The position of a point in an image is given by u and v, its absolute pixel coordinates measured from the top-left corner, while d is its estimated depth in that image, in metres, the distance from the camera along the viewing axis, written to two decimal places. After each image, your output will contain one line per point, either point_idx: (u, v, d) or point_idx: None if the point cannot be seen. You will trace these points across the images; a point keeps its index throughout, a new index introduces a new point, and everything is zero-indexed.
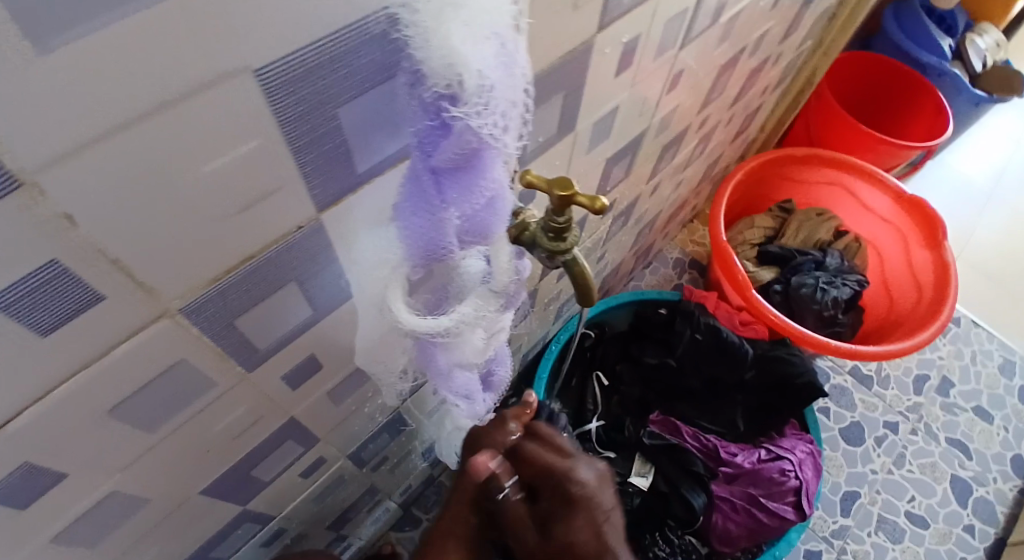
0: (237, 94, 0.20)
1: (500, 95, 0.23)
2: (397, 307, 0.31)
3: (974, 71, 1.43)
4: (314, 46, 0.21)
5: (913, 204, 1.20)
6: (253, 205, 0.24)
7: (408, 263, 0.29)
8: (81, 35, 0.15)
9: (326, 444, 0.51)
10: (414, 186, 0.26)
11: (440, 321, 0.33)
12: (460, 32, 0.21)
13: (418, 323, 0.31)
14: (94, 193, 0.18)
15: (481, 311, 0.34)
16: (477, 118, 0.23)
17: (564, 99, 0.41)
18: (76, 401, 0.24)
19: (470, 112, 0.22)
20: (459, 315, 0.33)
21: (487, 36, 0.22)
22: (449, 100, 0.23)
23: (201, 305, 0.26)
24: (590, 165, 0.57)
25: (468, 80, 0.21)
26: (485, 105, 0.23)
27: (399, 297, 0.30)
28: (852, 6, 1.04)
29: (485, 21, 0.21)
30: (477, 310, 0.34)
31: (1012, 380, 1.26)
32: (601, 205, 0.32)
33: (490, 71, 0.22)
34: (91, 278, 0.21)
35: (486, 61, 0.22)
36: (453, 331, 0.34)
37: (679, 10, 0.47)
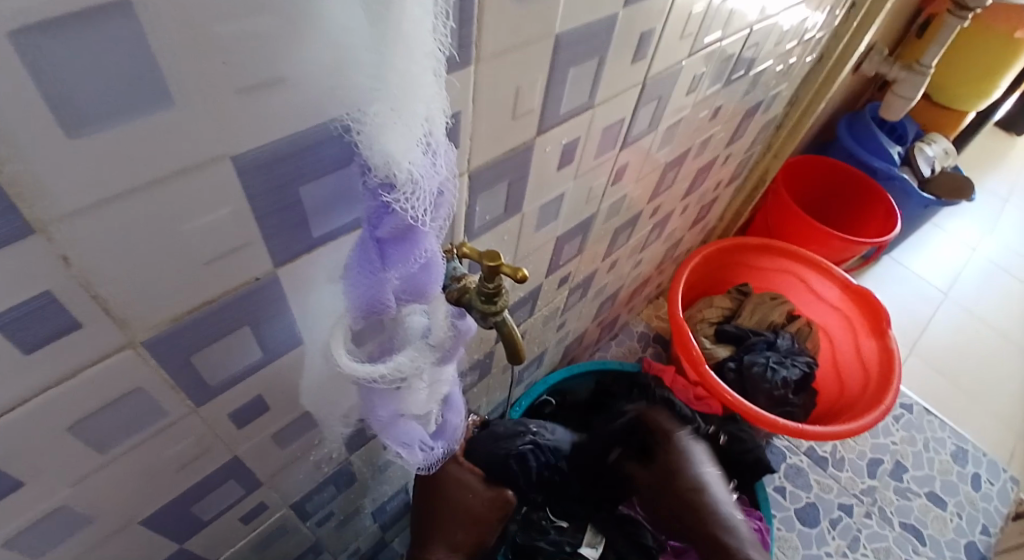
0: (217, 174, 0.25)
1: (428, 186, 0.28)
2: (339, 353, 0.36)
3: (923, 176, 1.57)
4: (281, 140, 0.26)
5: (858, 294, 1.29)
6: (219, 258, 0.29)
7: (351, 314, 0.34)
8: (99, 129, 0.20)
9: (269, 488, 0.53)
10: (361, 252, 0.31)
11: (378, 368, 0.37)
12: (393, 138, 0.26)
13: (357, 368, 0.36)
14: (89, 240, 0.23)
15: (417, 361, 0.39)
16: (410, 202, 0.28)
17: (510, 187, 0.48)
18: (44, 415, 0.28)
19: (402, 198, 0.28)
20: (398, 364, 0.38)
21: (417, 141, 0.26)
22: (387, 187, 0.28)
23: (163, 339, 0.30)
24: (540, 242, 0.64)
25: (401, 175, 0.27)
26: (416, 194, 0.28)
27: (340, 345, 0.36)
28: (795, 116, 1.17)
29: (417, 131, 0.26)
30: (415, 360, 0.39)
31: (965, 467, 1.31)
32: (523, 274, 0.38)
33: (420, 168, 0.27)
34: (74, 307, 0.25)
35: (416, 161, 0.27)
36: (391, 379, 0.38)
37: (616, 119, 0.55)
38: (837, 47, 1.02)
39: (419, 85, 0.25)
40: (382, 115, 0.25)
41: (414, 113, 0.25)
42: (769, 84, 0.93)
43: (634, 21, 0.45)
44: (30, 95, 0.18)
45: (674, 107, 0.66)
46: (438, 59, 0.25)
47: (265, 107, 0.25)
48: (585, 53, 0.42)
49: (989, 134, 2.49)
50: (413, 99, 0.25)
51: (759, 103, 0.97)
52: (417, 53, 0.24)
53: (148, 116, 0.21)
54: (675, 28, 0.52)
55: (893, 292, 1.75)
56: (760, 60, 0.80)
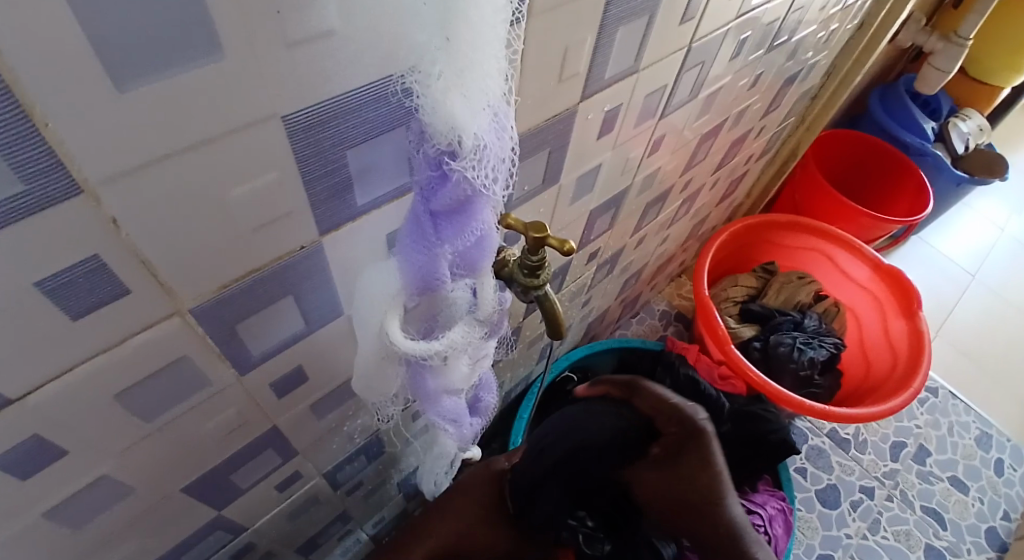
0: (264, 134, 0.24)
1: (490, 154, 0.27)
2: (393, 331, 0.33)
3: (957, 153, 1.51)
4: (332, 101, 0.25)
5: (890, 274, 1.26)
6: (266, 226, 0.28)
7: (404, 290, 0.33)
8: (147, 83, 0.19)
9: (303, 459, 0.53)
10: (415, 225, 0.30)
11: (432, 345, 0.36)
12: (458, 101, 0.24)
13: (411, 346, 0.34)
14: (137, 205, 0.22)
15: (468, 337, 0.38)
16: (471, 172, 0.27)
17: (550, 156, 0.46)
18: (91, 382, 0.28)
19: (465, 167, 0.26)
20: (449, 339, 0.37)
21: (483, 106, 0.25)
22: (449, 156, 0.27)
23: (208, 308, 0.29)
24: (573, 215, 0.62)
25: (465, 141, 0.25)
26: (479, 163, 0.27)
27: (394, 321, 0.33)
28: (832, 88, 1.12)
29: (482, 96, 0.25)
30: (465, 335, 0.38)
31: (988, 453, 1.29)
32: (569, 247, 0.37)
33: (483, 134, 0.26)
34: (121, 274, 0.24)
35: (480, 127, 0.26)
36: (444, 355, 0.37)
37: (658, 86, 0.53)
38: (878, 15, 0.96)
39: (488, 46, 0.23)
40: (448, 77, 0.23)
41: (481, 76, 0.24)
42: (809, 52, 0.89)
43: None
44: (77, 41, 0.17)
45: (714, 75, 0.63)
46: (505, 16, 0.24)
47: (312, 62, 0.23)
48: (633, 12, 0.40)
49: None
50: (480, 58, 0.23)
51: (796, 73, 0.93)
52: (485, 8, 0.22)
53: (197, 69, 0.20)
54: None
55: (923, 273, 1.70)
56: (802, 27, 0.76)
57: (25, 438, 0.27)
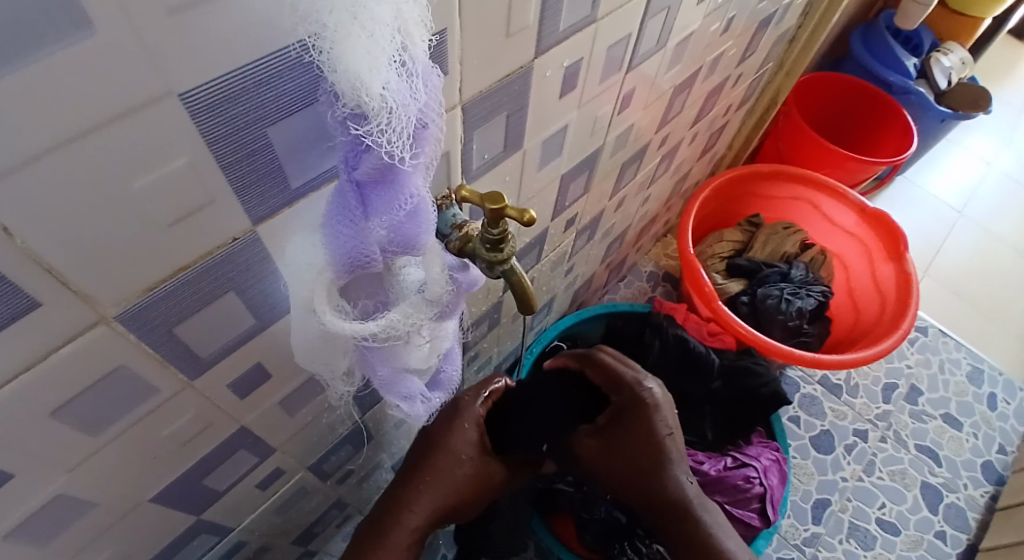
0: (164, 116, 0.21)
1: (405, 116, 0.24)
2: (324, 309, 0.32)
3: (939, 89, 1.48)
4: (237, 74, 0.22)
5: (875, 218, 1.25)
6: (187, 218, 0.25)
7: (333, 269, 0.31)
8: (4, 66, 0.16)
9: (283, 454, 0.52)
10: (339, 198, 0.28)
11: (368, 325, 0.34)
12: (357, 50, 0.21)
13: (344, 324, 0.32)
14: (25, 207, 0.20)
15: (413, 318, 0.36)
16: (384, 136, 0.24)
17: (508, 119, 0.44)
18: (19, 405, 0.26)
19: (375, 131, 0.23)
20: (390, 321, 0.35)
21: (385, 53, 0.22)
22: (357, 119, 0.23)
23: (137, 313, 0.27)
24: (544, 181, 0.59)
25: (371, 102, 0.22)
26: (390, 125, 0.23)
27: (325, 301, 0.32)
28: (810, 27, 1.08)
29: (385, 45, 0.21)
30: (410, 316, 0.36)
31: (981, 388, 1.30)
32: (529, 217, 0.34)
33: (394, 92, 0.23)
34: (27, 285, 0.22)
35: (389, 84, 0.22)
36: (382, 336, 0.35)
37: (621, 36, 0.50)
38: None
39: None
40: (341, 25, 0.20)
41: (378, 8, 0.21)
42: None
43: None
44: None
45: (681, 22, 0.60)
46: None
47: (206, 27, 0.20)
48: None
49: (1010, 39, 2.36)
50: None
51: (772, 13, 0.90)
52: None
53: (64, 47, 0.17)
54: None
55: (908, 213, 1.69)
56: None
57: None
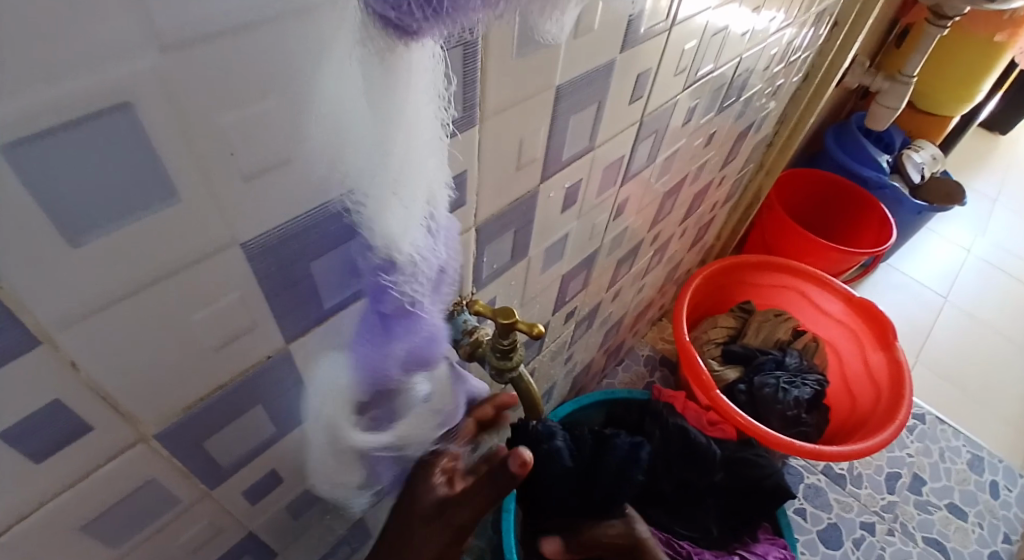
0: (226, 261, 0.24)
1: (428, 268, 0.29)
2: (342, 426, 0.35)
3: (913, 181, 1.57)
4: (290, 223, 0.26)
5: (862, 307, 1.29)
6: (230, 342, 0.28)
7: (355, 390, 0.34)
8: (105, 233, 0.20)
9: (283, 558, 0.51)
10: (363, 326, 0.31)
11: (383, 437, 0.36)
12: (393, 220, 0.25)
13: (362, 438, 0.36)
14: (96, 345, 0.22)
15: (419, 425, 0.38)
16: (408, 284, 0.28)
17: (515, 234, 0.48)
18: (52, 520, 0.27)
19: (401, 278, 0.28)
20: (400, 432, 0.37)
21: (417, 219, 0.26)
22: (387, 268, 0.28)
23: (173, 430, 0.29)
24: (546, 282, 0.63)
25: (400, 256, 0.27)
26: (415, 275, 0.28)
27: (343, 418, 0.35)
28: (786, 134, 1.18)
29: (420, 216, 0.26)
30: (416, 425, 0.38)
31: (982, 476, 1.29)
32: (538, 330, 0.37)
33: (419, 248, 0.27)
34: (83, 411, 0.24)
35: (416, 242, 0.27)
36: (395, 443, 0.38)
37: (616, 157, 0.55)
38: (822, 67, 1.04)
39: (422, 158, 0.24)
40: (383, 202, 0.24)
41: (418, 186, 0.25)
42: (760, 104, 0.94)
43: (631, 64, 0.45)
44: (36, 210, 0.18)
45: (669, 140, 0.66)
46: (440, 144, 0.25)
47: (268, 189, 0.24)
48: (584, 100, 0.42)
49: (973, 137, 2.53)
50: (413, 180, 0.24)
51: (751, 123, 0.98)
52: (419, 141, 0.23)
53: (154, 215, 0.21)
54: (670, 66, 0.53)
55: (894, 299, 1.75)
56: (750, 85, 0.81)
57: None
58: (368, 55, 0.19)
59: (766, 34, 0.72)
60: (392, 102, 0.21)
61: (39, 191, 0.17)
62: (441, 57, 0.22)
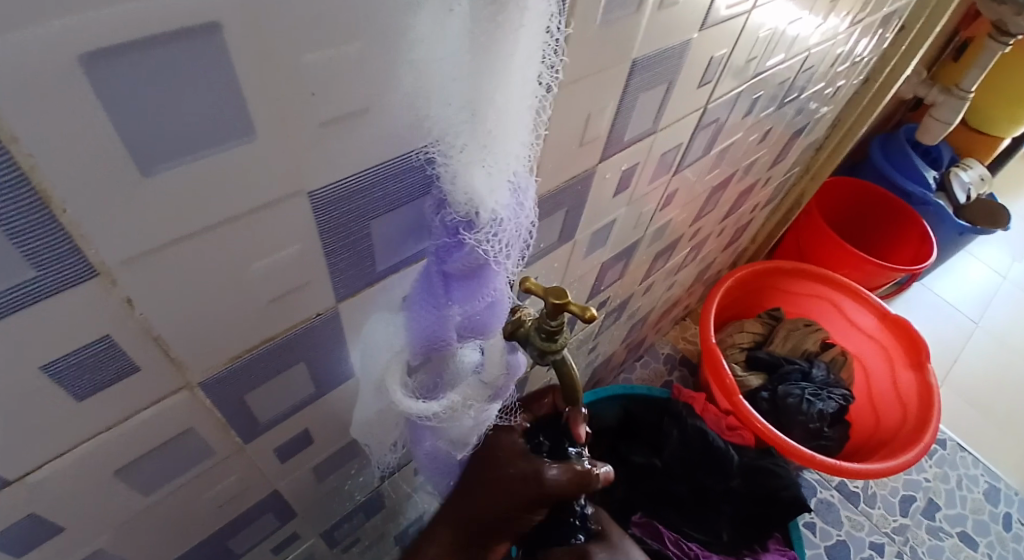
0: (290, 210, 0.23)
1: (509, 228, 0.27)
2: (395, 388, 0.33)
3: (957, 202, 1.50)
4: (358, 173, 0.25)
5: (897, 324, 1.25)
6: (284, 296, 0.27)
7: (408, 350, 0.33)
8: (176, 167, 0.19)
9: (302, 519, 0.51)
10: (425, 283, 0.30)
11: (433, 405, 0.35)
12: (481, 174, 0.25)
13: (410, 403, 0.33)
14: (154, 286, 0.22)
15: (469, 400, 0.37)
16: (487, 243, 0.27)
17: (566, 215, 0.46)
18: (92, 459, 0.27)
19: (481, 237, 0.27)
20: (450, 401, 0.36)
21: (504, 175, 0.25)
22: (466, 225, 0.27)
23: (218, 380, 0.28)
24: (586, 268, 0.61)
25: (483, 213, 0.26)
26: (495, 235, 0.27)
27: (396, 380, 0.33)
28: (837, 139, 1.13)
29: (508, 173, 0.25)
30: (465, 399, 0.37)
31: (997, 507, 1.25)
32: (591, 314, 0.35)
33: (502, 208, 0.26)
34: (132, 352, 0.23)
35: (500, 202, 0.26)
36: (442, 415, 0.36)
37: (673, 145, 0.53)
38: (883, 72, 0.99)
39: (519, 110, 0.24)
40: (472, 153, 0.24)
41: (509, 144, 0.24)
42: (817, 104, 0.90)
43: (704, 46, 0.43)
44: (110, 134, 0.17)
45: (727, 132, 0.64)
46: (535, 101, 0.25)
47: (341, 138, 0.23)
48: (655, 79, 0.40)
49: None
50: (509, 136, 0.24)
51: (804, 126, 0.95)
52: (516, 94, 0.23)
53: (226, 153, 0.20)
54: (741, 55, 0.50)
55: (927, 319, 1.69)
56: (811, 85, 0.78)
57: (23, 514, 0.26)
58: None
59: (837, 32, 0.69)
60: (501, 44, 0.21)
61: (113, 113, 0.16)
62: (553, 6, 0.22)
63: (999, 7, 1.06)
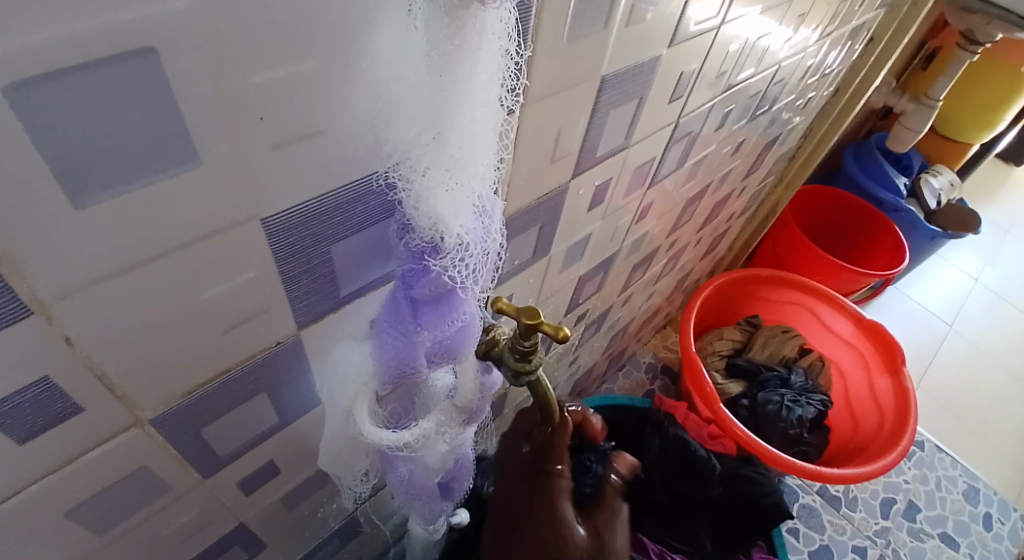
0: (245, 237, 0.22)
1: (476, 252, 0.26)
2: (363, 421, 0.32)
3: (929, 208, 1.55)
4: (319, 197, 0.24)
5: (872, 330, 1.26)
6: (241, 324, 0.26)
7: (377, 380, 0.32)
8: (112, 195, 0.18)
9: (274, 549, 0.49)
10: (393, 308, 0.29)
11: (403, 434, 0.33)
12: (443, 199, 0.24)
13: (381, 434, 0.32)
14: (96, 321, 0.20)
15: (443, 426, 0.36)
16: (454, 268, 0.26)
17: (540, 230, 0.46)
18: (33, 504, 0.25)
19: (448, 262, 0.26)
20: (421, 428, 0.34)
21: (468, 197, 0.24)
22: (431, 251, 0.26)
23: (171, 415, 0.27)
24: (563, 282, 0.61)
25: (448, 237, 0.25)
26: (461, 260, 0.26)
27: (365, 412, 0.32)
28: (809, 148, 1.15)
29: (471, 196, 0.24)
30: (439, 424, 0.35)
31: (976, 507, 1.27)
32: (564, 334, 0.35)
33: (469, 232, 0.25)
34: (75, 391, 0.22)
35: (466, 224, 0.25)
36: (414, 444, 0.34)
37: (648, 158, 0.53)
38: (852, 84, 1.00)
39: (482, 134, 0.23)
40: (434, 176, 0.23)
41: (471, 168, 0.23)
42: (790, 114, 0.91)
43: (675, 61, 0.43)
44: (39, 167, 0.16)
45: (701, 144, 0.64)
46: (498, 122, 0.24)
47: (295, 162, 0.22)
48: (627, 94, 0.40)
49: (991, 164, 2.51)
50: (470, 159, 0.23)
51: (777, 136, 0.96)
52: (475, 118, 0.22)
53: (166, 181, 0.18)
54: (713, 67, 0.51)
55: (901, 323, 1.72)
56: (782, 96, 0.79)
57: None
58: (433, 12, 0.19)
59: (807, 44, 0.70)
60: (457, 63, 0.20)
61: (37, 141, 0.15)
62: (514, 26, 0.21)
63: (969, 16, 1.08)
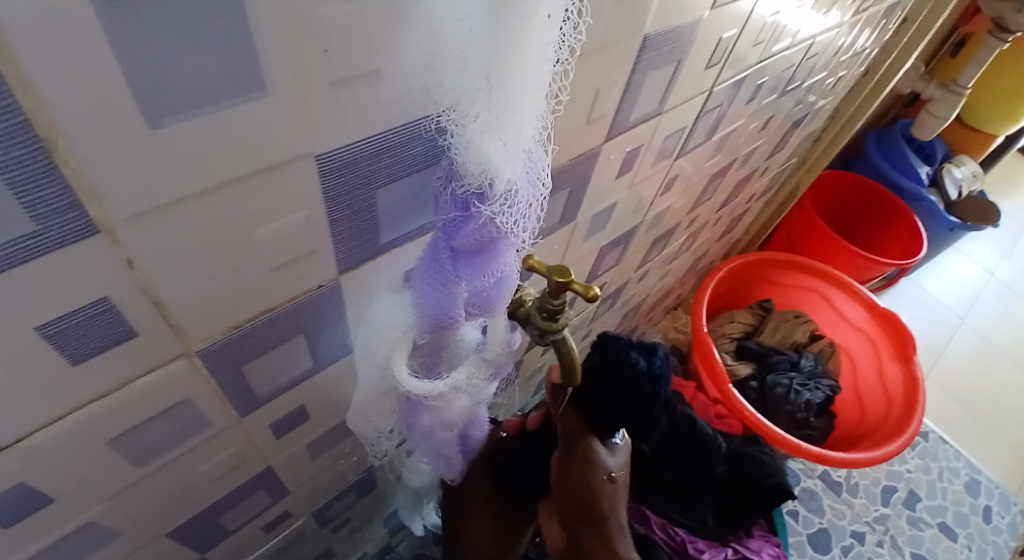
0: (299, 174, 0.23)
1: (521, 199, 0.26)
2: (400, 370, 0.32)
3: (950, 198, 1.52)
4: (369, 137, 0.24)
5: (885, 317, 1.26)
6: (289, 263, 0.27)
7: (417, 328, 0.32)
8: (183, 118, 0.18)
9: (295, 497, 0.50)
10: (433, 258, 0.30)
11: (436, 384, 0.34)
12: (496, 147, 0.24)
13: (417, 384, 0.33)
14: (159, 247, 0.21)
15: (472, 378, 0.36)
16: (501, 216, 0.26)
17: (569, 195, 0.46)
18: (84, 427, 0.26)
19: (494, 209, 0.26)
20: (452, 380, 0.35)
21: (518, 145, 0.24)
22: (478, 198, 0.26)
23: (218, 349, 0.27)
24: (584, 251, 0.61)
25: (497, 183, 0.25)
26: (507, 208, 0.26)
27: (403, 361, 0.32)
28: (834, 131, 1.13)
29: (521, 144, 0.25)
30: (468, 377, 0.36)
31: (977, 499, 1.28)
32: (594, 293, 0.35)
33: (517, 179, 0.25)
34: (132, 316, 0.23)
35: (515, 173, 0.25)
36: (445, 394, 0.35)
37: (677, 128, 0.53)
38: (883, 65, 0.98)
39: (536, 79, 0.23)
40: (487, 120, 0.23)
41: (524, 114, 0.24)
42: (816, 96, 0.90)
43: (715, 26, 0.42)
44: (121, 84, 0.16)
45: (731, 117, 0.63)
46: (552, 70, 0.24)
47: (352, 101, 0.22)
48: (665, 57, 0.39)
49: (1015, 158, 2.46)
50: (524, 104, 0.23)
51: (802, 117, 0.94)
52: (532, 62, 0.22)
53: (230, 108, 0.19)
54: (749, 37, 0.50)
55: (913, 314, 1.71)
56: (813, 74, 0.78)
57: (9, 486, 0.25)
58: None
59: (841, 21, 0.68)
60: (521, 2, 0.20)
61: (120, 55, 0.15)
62: None
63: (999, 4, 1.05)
